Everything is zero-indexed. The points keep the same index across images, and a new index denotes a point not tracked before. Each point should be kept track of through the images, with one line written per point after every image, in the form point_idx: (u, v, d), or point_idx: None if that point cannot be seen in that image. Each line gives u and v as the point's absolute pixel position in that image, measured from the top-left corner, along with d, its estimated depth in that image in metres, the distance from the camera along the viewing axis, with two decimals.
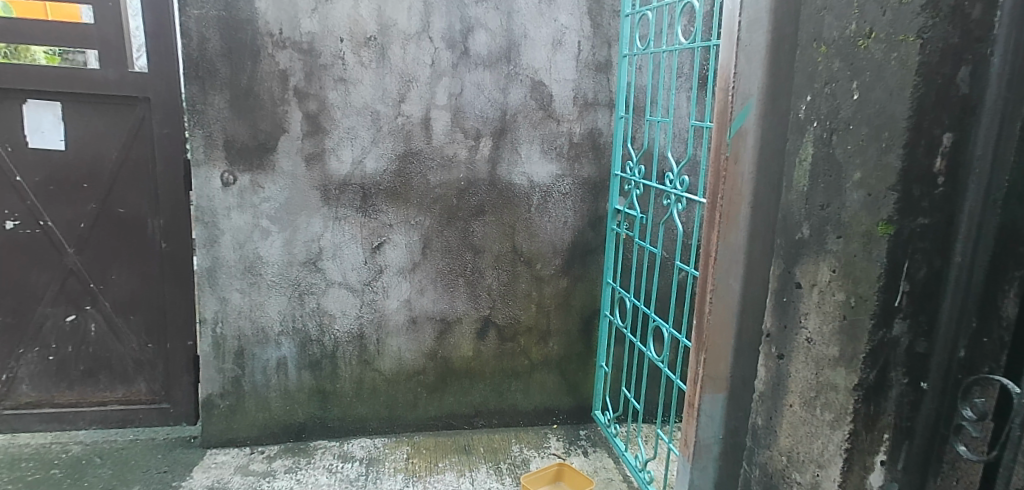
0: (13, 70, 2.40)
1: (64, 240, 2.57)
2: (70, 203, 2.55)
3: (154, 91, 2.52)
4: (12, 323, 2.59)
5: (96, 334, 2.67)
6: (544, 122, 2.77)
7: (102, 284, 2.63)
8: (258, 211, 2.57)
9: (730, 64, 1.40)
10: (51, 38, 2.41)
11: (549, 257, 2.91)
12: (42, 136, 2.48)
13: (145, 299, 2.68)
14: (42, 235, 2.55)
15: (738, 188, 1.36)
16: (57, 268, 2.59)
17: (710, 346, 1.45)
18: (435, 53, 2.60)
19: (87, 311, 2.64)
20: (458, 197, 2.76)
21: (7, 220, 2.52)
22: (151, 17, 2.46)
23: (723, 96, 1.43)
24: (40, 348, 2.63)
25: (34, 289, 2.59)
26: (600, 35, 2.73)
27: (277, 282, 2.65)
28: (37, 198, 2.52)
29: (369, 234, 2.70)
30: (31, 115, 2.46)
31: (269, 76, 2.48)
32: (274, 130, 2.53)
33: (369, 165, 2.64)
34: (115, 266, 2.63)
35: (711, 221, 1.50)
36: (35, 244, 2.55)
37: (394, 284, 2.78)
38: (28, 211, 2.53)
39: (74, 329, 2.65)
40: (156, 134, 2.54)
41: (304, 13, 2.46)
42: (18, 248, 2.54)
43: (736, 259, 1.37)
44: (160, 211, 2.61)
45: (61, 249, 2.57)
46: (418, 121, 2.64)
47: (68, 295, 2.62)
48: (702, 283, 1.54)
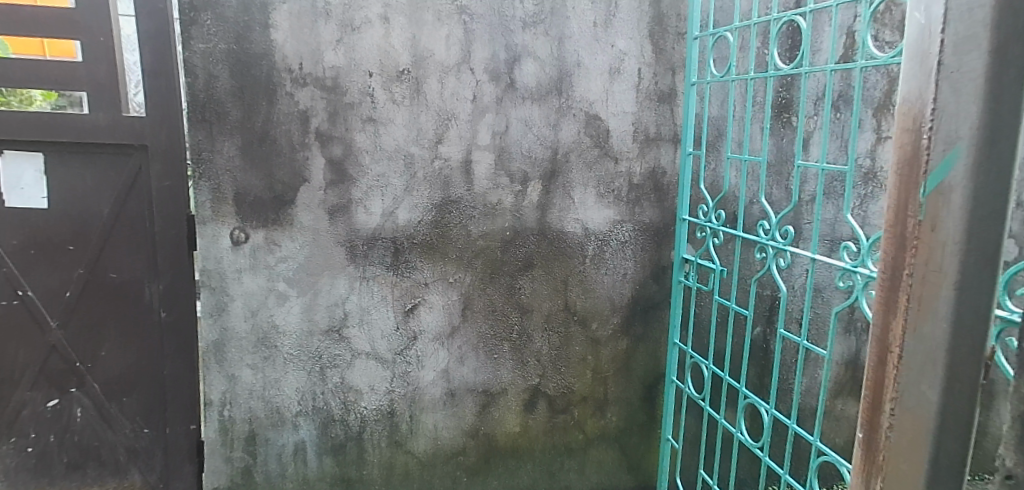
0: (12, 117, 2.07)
1: (47, 313, 2.19)
2: (54, 269, 2.18)
3: (152, 138, 2.17)
4: None
5: (82, 420, 2.27)
6: (601, 161, 2.40)
7: (89, 362, 2.24)
8: (274, 273, 2.21)
9: (925, 94, 0.93)
10: (33, 79, 2.06)
11: (606, 315, 2.51)
12: (20, 194, 2.12)
13: (140, 378, 2.28)
14: (21, 308, 2.18)
15: (938, 260, 0.92)
16: (39, 345, 2.21)
17: (889, 472, 1.01)
18: (477, 86, 2.25)
19: (72, 395, 2.25)
20: (502, 250, 2.38)
21: None
22: (149, 54, 2.11)
23: (910, 138, 0.97)
24: (16, 439, 2.23)
25: (10, 370, 2.20)
26: (663, 62, 2.38)
27: (295, 354, 2.26)
28: (14, 264, 2.15)
29: (400, 296, 2.32)
30: (8, 168, 2.10)
31: (286, 118, 2.14)
32: (292, 180, 2.17)
33: (401, 217, 2.27)
34: (105, 340, 2.24)
35: (888, 305, 1.02)
36: (12, 317, 2.18)
37: (430, 353, 2.37)
38: (4, 280, 2.15)
39: (57, 415, 2.25)
40: (155, 187, 2.19)
41: (327, 45, 2.13)
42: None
43: (932, 360, 0.93)
44: (159, 275, 2.24)
45: (43, 323, 2.20)
46: (457, 165, 2.29)
47: (49, 376, 2.23)
48: (872, 387, 1.05)
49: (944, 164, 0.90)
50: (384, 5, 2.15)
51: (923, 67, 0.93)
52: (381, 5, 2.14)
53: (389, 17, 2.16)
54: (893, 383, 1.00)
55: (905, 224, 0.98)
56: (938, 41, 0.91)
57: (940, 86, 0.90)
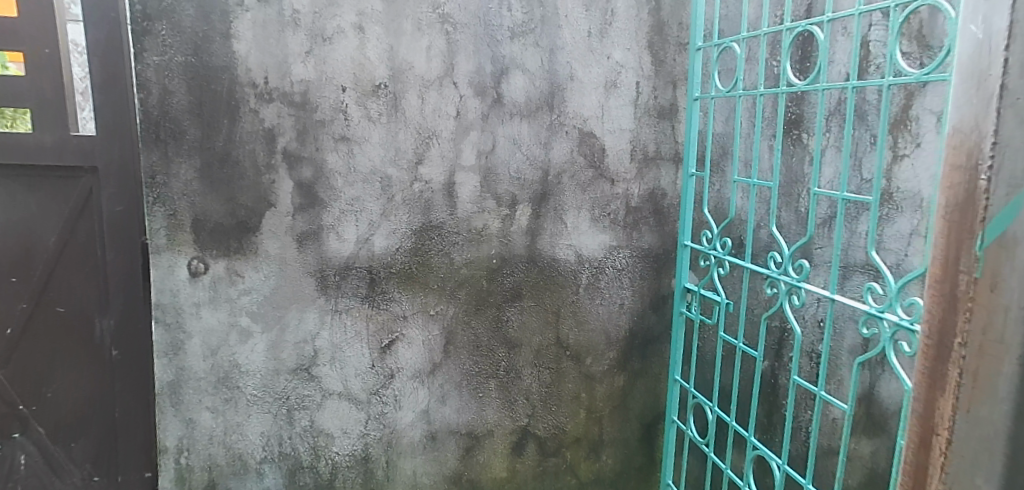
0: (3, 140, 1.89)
1: None
2: None
3: (102, 158, 1.96)
4: None
5: (26, 468, 2.07)
6: (595, 183, 2.18)
7: (34, 405, 2.05)
8: (236, 307, 1.98)
9: (982, 126, 0.87)
10: None
11: (602, 350, 2.30)
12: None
13: (91, 421, 2.08)
14: None
15: (1003, 324, 0.85)
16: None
17: None
18: (461, 102, 2.01)
19: (15, 440, 2.05)
20: (489, 279, 2.16)
21: None
22: (98, 64, 1.90)
23: (963, 182, 0.90)
24: None
25: None
26: (664, 74, 2.14)
27: (259, 396, 2.04)
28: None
29: (377, 331, 2.09)
30: None
31: (250, 137, 1.90)
32: (256, 205, 1.94)
33: (378, 244, 2.04)
34: (51, 381, 2.04)
35: (939, 362, 0.95)
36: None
37: (408, 392, 2.15)
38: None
39: None
40: (106, 213, 1.99)
41: (295, 56, 1.89)
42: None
43: (996, 431, 0.87)
44: (111, 308, 2.04)
45: None
46: (439, 187, 2.05)
47: None
48: (920, 447, 0.99)
49: (1006, 209, 0.84)
50: (359, 13, 1.90)
51: (982, 95, 0.86)
52: (355, 13, 1.90)
53: (364, 26, 1.91)
54: (944, 446, 0.94)
55: (960, 278, 0.91)
56: (998, 73, 0.84)
57: (1005, 115, 0.83)
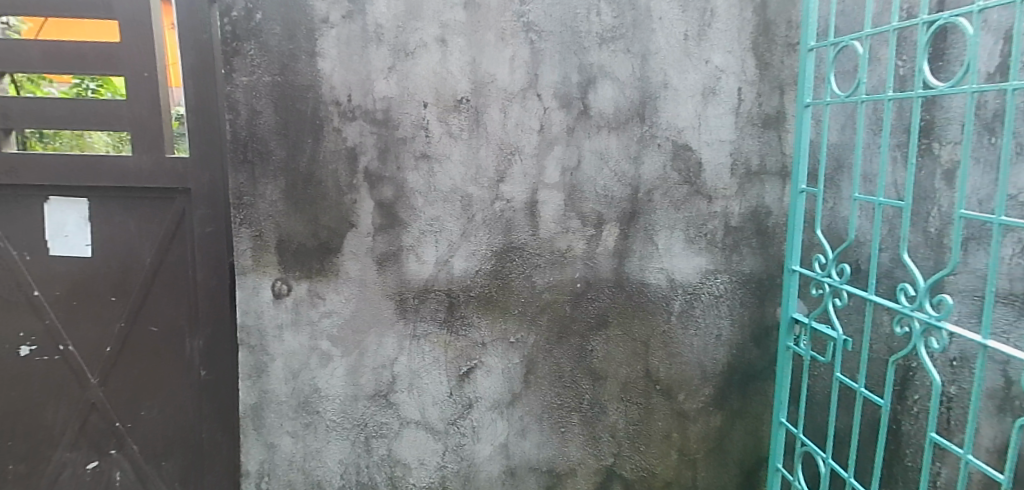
0: (107, 163, 1.95)
1: (88, 368, 2.08)
2: (96, 321, 2.06)
3: (195, 180, 1.98)
4: (23, 474, 2.10)
5: (122, 484, 2.13)
6: (691, 200, 1.98)
7: (129, 422, 2.10)
8: (317, 330, 1.93)
9: None
10: (78, 121, 1.94)
11: (696, 387, 2.08)
12: (65, 241, 2.00)
13: (182, 440, 2.11)
14: (63, 362, 2.07)
15: None
16: (78, 402, 2.09)
17: None
18: (545, 114, 1.87)
19: (112, 457, 2.12)
20: (572, 304, 2.01)
21: (21, 345, 2.05)
22: (193, 89, 1.95)
23: None
24: None
25: (51, 430, 2.09)
26: (768, 79, 1.93)
27: (337, 422, 1.98)
28: (56, 316, 2.04)
29: (455, 358, 1.99)
30: (52, 214, 1.98)
31: (333, 156, 1.84)
32: (338, 226, 1.88)
33: (458, 266, 1.93)
34: (145, 399, 2.10)
35: None
36: (54, 373, 2.07)
37: (487, 424, 2.03)
38: (46, 332, 2.05)
39: (97, 478, 2.13)
40: (197, 235, 2.01)
41: (378, 73, 1.81)
42: (35, 378, 2.07)
43: None
44: (200, 328, 2.07)
45: (84, 379, 2.08)
46: (521, 206, 1.92)
47: (89, 437, 2.11)
48: None
49: None
50: (441, 25, 1.81)
51: None
52: (438, 25, 1.80)
53: (446, 38, 1.81)
54: None
55: None
56: None
57: None
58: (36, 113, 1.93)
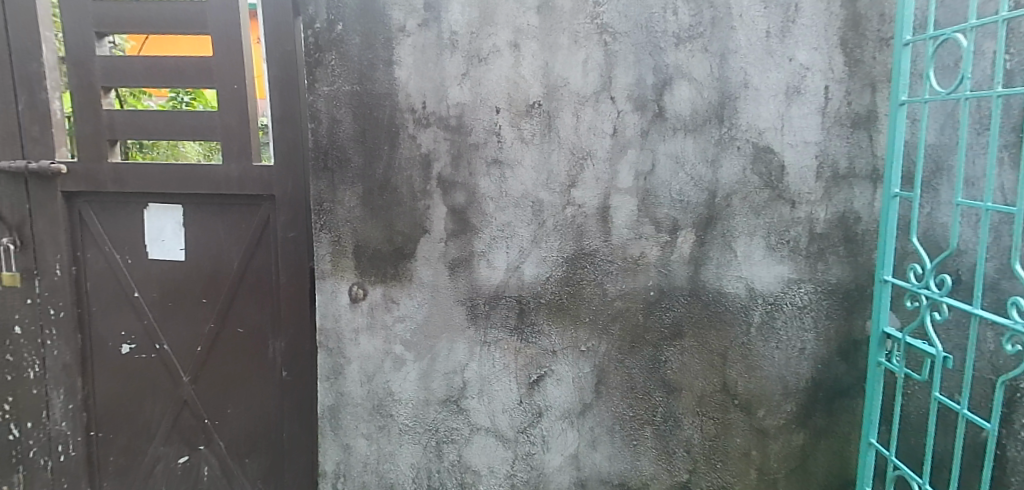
0: (200, 172, 2.06)
1: (180, 367, 2.19)
2: (188, 322, 2.17)
3: (279, 187, 2.05)
4: (124, 464, 2.25)
5: (208, 479, 2.24)
6: (772, 204, 1.88)
7: (217, 419, 2.21)
8: (391, 335, 1.96)
9: None
10: (174, 132, 2.06)
11: (778, 403, 1.96)
12: (162, 245, 2.14)
13: (263, 438, 2.19)
14: (158, 361, 2.20)
15: None
16: (172, 398, 2.21)
17: None
18: (619, 118, 1.84)
19: (201, 452, 2.23)
20: (645, 313, 1.94)
21: (123, 343, 2.20)
22: (278, 99, 2.02)
23: None
24: None
25: (148, 424, 2.23)
26: (859, 76, 1.82)
27: (409, 426, 2.00)
28: (154, 316, 2.18)
29: (525, 365, 1.96)
30: (152, 221, 2.13)
31: (408, 163, 1.87)
32: (412, 231, 1.91)
33: (528, 272, 1.91)
34: (231, 398, 2.19)
35: None
36: (151, 370, 2.20)
37: (557, 433, 2.00)
38: (145, 331, 2.19)
39: (186, 472, 2.24)
40: (280, 240, 2.08)
41: (452, 79, 1.83)
42: (136, 374, 2.21)
43: None
44: (282, 330, 2.13)
45: (177, 377, 2.20)
46: (593, 211, 1.88)
47: (181, 432, 2.22)
48: None
49: None
50: (515, 30, 1.81)
51: None
52: (511, 30, 1.81)
53: (519, 43, 1.81)
54: None
55: None
56: None
57: None
58: (137, 126, 2.07)
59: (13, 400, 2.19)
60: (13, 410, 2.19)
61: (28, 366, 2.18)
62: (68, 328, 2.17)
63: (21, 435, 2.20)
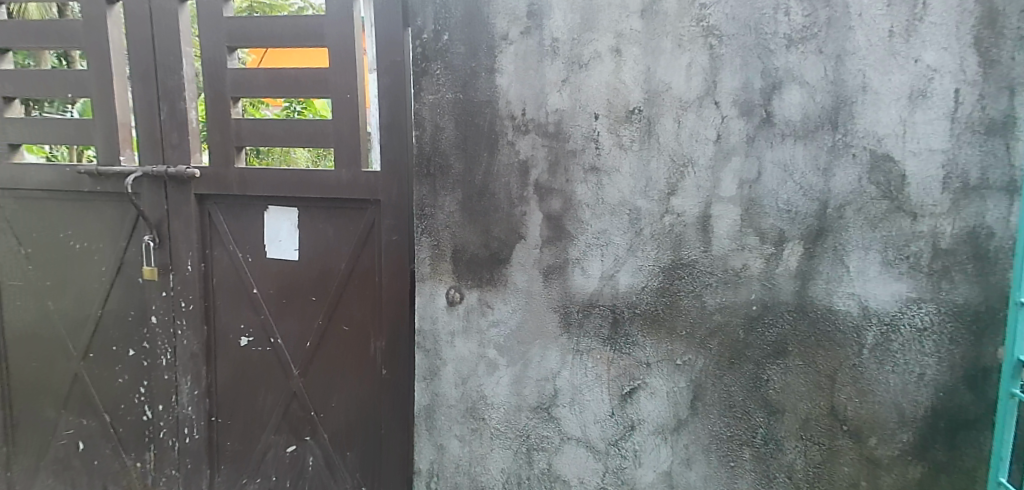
0: (314, 177, 2.18)
1: (291, 361, 2.32)
2: (299, 318, 2.30)
3: (385, 192, 2.14)
4: (239, 449, 2.41)
5: (313, 470, 2.35)
6: (890, 217, 1.73)
7: (322, 413, 2.32)
8: (485, 339, 1.98)
9: None
10: (292, 139, 2.19)
11: (892, 432, 1.80)
12: (279, 245, 2.28)
13: (364, 433, 2.28)
14: (272, 353, 2.34)
15: None
16: (283, 390, 2.35)
17: None
18: (723, 123, 1.77)
19: (306, 443, 2.34)
20: (746, 329, 1.84)
21: (243, 336, 2.36)
22: (386, 108, 2.10)
23: None
24: (262, 479, 2.41)
25: (261, 413, 2.38)
26: (995, 78, 1.64)
27: (500, 431, 2.01)
28: (269, 311, 2.32)
29: (618, 376, 1.92)
30: (271, 222, 2.27)
31: (506, 169, 1.90)
32: (508, 237, 1.92)
33: (623, 281, 1.88)
34: (336, 393, 2.30)
35: None
36: (265, 362, 2.35)
37: (650, 449, 1.94)
38: (261, 325, 2.34)
39: (293, 461, 2.37)
40: (384, 242, 2.16)
41: (552, 86, 1.84)
42: (252, 365, 2.37)
43: None
44: (383, 330, 2.21)
45: (288, 370, 2.33)
46: (693, 220, 1.82)
47: (290, 422, 2.35)
48: None
49: None
50: (617, 35, 1.79)
51: None
52: (613, 34, 1.79)
53: (621, 48, 1.79)
54: None
55: None
56: None
57: None
58: (259, 134, 2.22)
59: (147, 385, 2.46)
60: (148, 392, 2.46)
61: (163, 353, 2.41)
62: (196, 320, 2.36)
63: (154, 417, 2.47)
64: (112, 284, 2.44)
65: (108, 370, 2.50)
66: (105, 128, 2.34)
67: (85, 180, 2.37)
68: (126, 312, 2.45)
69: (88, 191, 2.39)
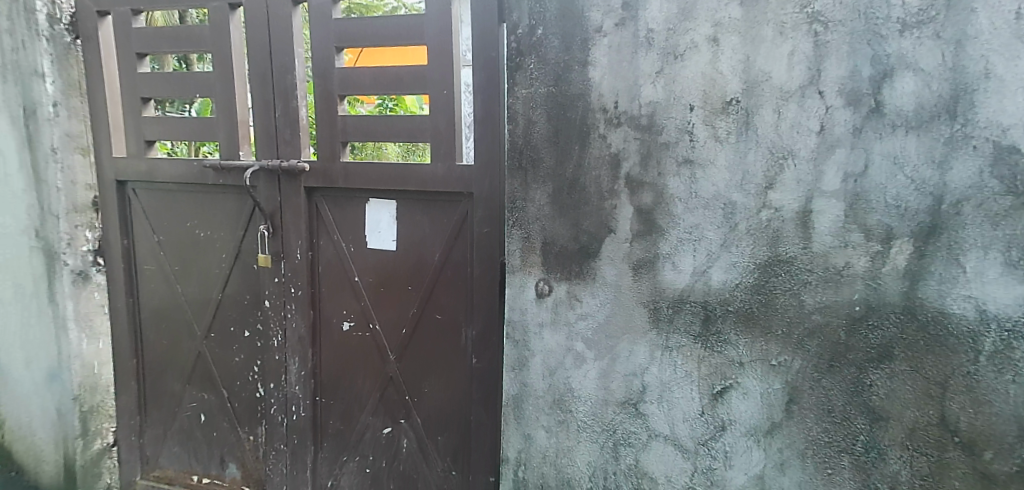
0: (411, 171, 2.25)
1: (388, 346, 2.43)
2: (396, 306, 2.40)
3: (477, 186, 2.18)
4: (341, 428, 2.55)
5: (406, 451, 2.46)
6: (1015, 213, 1.55)
7: (416, 397, 2.41)
8: (573, 332, 1.99)
9: None
10: (392, 135, 2.28)
11: (1011, 446, 1.61)
12: (378, 236, 2.38)
13: (455, 418, 2.36)
14: (371, 339, 2.45)
15: None
16: (381, 374, 2.46)
17: None
18: (827, 114, 1.68)
19: (402, 425, 2.45)
20: (848, 331, 1.74)
21: (345, 321, 2.49)
22: (481, 103, 2.14)
23: None
24: (359, 458, 2.53)
25: (361, 395, 2.50)
26: None
27: (587, 424, 2.02)
28: (369, 299, 2.43)
29: (709, 375, 1.88)
30: (371, 214, 2.37)
31: (597, 162, 1.89)
32: (598, 231, 1.92)
33: (715, 277, 1.83)
34: (429, 378, 2.38)
35: None
36: (365, 347, 2.47)
37: (741, 450, 1.88)
38: (362, 312, 2.45)
39: (389, 442, 2.48)
40: (476, 234, 2.21)
41: (646, 78, 1.81)
42: (353, 350, 2.49)
43: None
44: (474, 320, 2.26)
45: (385, 355, 2.44)
46: (792, 216, 1.74)
47: (386, 405, 2.47)
48: None
49: None
50: (715, 24, 1.74)
51: None
52: (711, 24, 1.74)
53: (719, 38, 1.74)
54: None
55: None
56: None
57: None
58: (363, 130, 2.31)
59: (260, 364, 2.64)
60: (261, 371, 2.65)
61: (274, 335, 2.59)
62: (303, 305, 2.51)
63: (266, 394, 2.65)
64: (230, 270, 2.64)
65: (226, 349, 2.71)
66: (227, 124, 2.52)
67: (209, 173, 2.57)
68: (242, 296, 2.64)
69: (211, 183, 2.58)
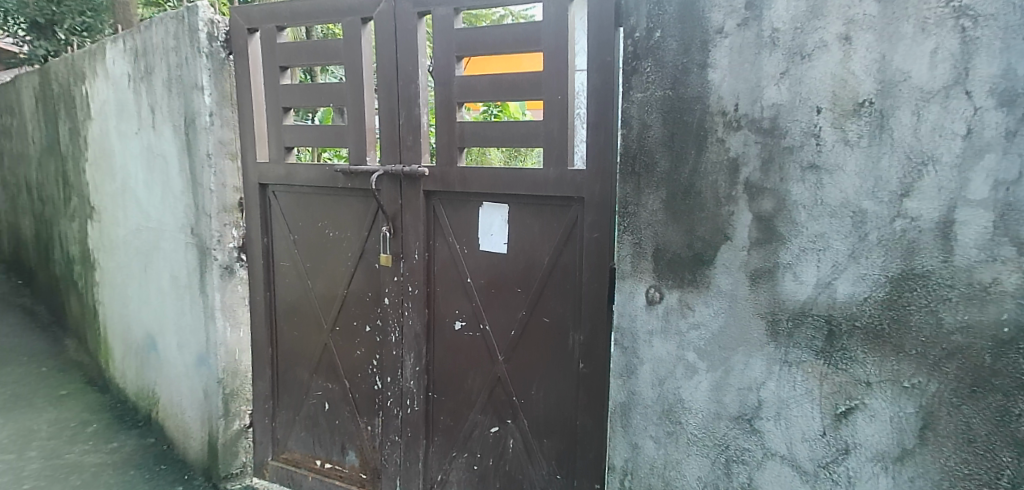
0: (524, 176, 2.29)
1: (496, 347, 2.48)
2: (506, 308, 2.44)
3: (589, 190, 2.18)
4: (451, 424, 2.63)
5: (512, 452, 2.49)
6: None
7: (523, 399, 2.44)
8: (685, 341, 1.95)
9: None
10: (506, 140, 2.33)
11: None
12: (490, 239, 2.44)
13: (561, 422, 2.36)
14: (481, 339, 2.51)
15: None
16: (489, 374, 2.51)
17: None
18: (976, 116, 1.51)
19: (508, 426, 2.49)
20: (994, 354, 1.53)
21: (457, 320, 2.56)
22: (595, 108, 2.14)
23: None
24: (468, 455, 2.60)
25: (470, 393, 2.57)
26: None
27: (698, 437, 1.96)
28: (481, 300, 2.49)
29: (832, 394, 1.76)
30: (483, 217, 2.44)
31: (715, 167, 1.84)
32: (713, 238, 1.86)
33: (841, 291, 1.71)
34: (536, 381, 2.40)
35: None
36: (475, 347, 2.53)
37: (866, 477, 1.74)
38: (473, 312, 2.52)
39: (496, 441, 2.53)
40: (586, 238, 2.20)
41: (770, 79, 1.74)
42: (463, 348, 2.56)
43: None
44: (582, 324, 2.26)
45: (494, 356, 2.49)
46: (931, 226, 1.58)
47: (494, 405, 2.52)
48: None
49: None
50: (847, 21, 1.63)
51: None
52: (843, 21, 1.63)
53: (852, 35, 1.63)
54: None
55: None
56: None
57: None
58: (480, 135, 2.37)
59: (378, 358, 2.78)
60: (379, 365, 2.78)
61: (392, 331, 2.71)
62: (418, 304, 2.62)
63: (382, 386, 2.78)
64: (354, 268, 2.80)
65: (349, 343, 2.88)
66: (356, 133, 2.67)
67: (339, 177, 2.73)
68: (363, 293, 2.79)
69: (340, 187, 2.76)
